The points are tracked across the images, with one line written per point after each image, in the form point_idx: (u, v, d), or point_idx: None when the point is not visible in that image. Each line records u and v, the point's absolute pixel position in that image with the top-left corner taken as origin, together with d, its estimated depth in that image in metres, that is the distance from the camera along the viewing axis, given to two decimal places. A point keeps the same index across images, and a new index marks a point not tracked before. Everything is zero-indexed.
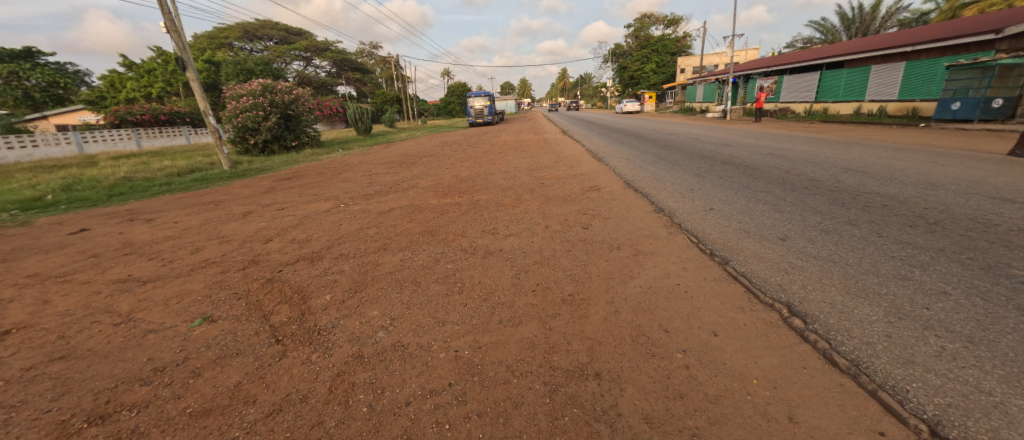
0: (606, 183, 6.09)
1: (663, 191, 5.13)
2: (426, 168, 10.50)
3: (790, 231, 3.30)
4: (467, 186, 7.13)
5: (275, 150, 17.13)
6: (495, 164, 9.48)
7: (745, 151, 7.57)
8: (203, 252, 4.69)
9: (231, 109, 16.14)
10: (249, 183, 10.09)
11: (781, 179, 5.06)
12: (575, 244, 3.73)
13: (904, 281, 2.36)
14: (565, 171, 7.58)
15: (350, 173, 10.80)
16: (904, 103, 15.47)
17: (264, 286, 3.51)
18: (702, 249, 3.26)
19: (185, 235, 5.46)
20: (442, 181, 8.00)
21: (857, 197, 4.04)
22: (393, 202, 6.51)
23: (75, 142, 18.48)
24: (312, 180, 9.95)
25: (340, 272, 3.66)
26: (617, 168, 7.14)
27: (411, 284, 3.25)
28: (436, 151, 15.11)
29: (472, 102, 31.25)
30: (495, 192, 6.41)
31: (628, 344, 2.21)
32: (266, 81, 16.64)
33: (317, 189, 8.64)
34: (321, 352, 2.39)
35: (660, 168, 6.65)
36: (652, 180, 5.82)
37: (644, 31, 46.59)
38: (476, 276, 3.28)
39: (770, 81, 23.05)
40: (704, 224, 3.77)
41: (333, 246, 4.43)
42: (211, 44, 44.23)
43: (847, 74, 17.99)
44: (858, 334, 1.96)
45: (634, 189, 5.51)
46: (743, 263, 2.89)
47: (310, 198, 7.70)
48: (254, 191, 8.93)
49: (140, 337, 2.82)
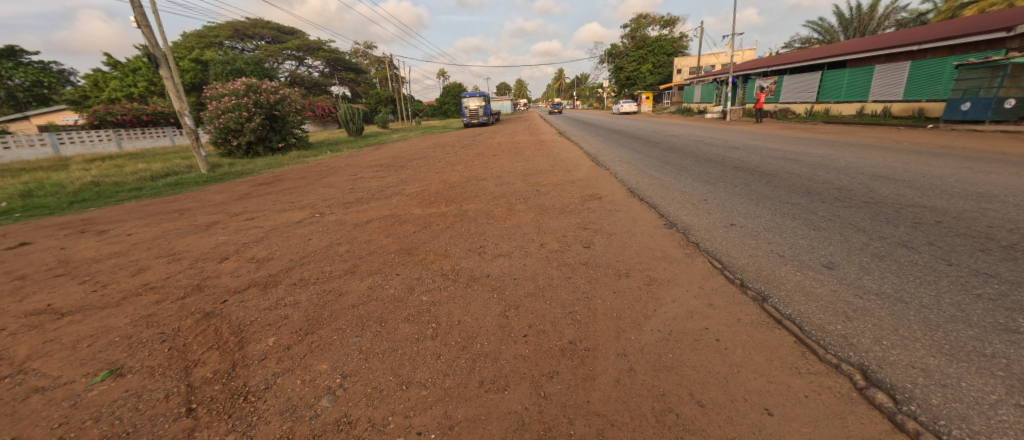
0: (608, 191, 5.53)
1: (673, 201, 4.57)
2: (416, 171, 9.90)
3: (834, 256, 2.75)
4: (456, 193, 6.54)
5: (260, 152, 16.40)
6: (488, 168, 8.90)
7: (755, 154, 7.04)
8: (147, 274, 4.07)
9: (212, 109, 15.45)
10: (225, 188, 9.45)
11: (806, 188, 4.50)
12: (575, 269, 3.15)
13: (1012, 335, 1.80)
14: (562, 177, 7.01)
15: (334, 177, 10.17)
16: (910, 103, 15.04)
17: (199, 323, 2.90)
18: (729, 278, 2.70)
19: (133, 252, 4.83)
20: (430, 187, 7.41)
21: (901, 210, 3.50)
22: (374, 212, 5.92)
23: (50, 144, 17.75)
24: (292, 185, 9.32)
25: (295, 303, 3.05)
26: (618, 173, 6.59)
27: (376, 322, 2.65)
28: (427, 153, 14.49)
29: (467, 102, 30.61)
30: (486, 200, 5.82)
31: (650, 427, 1.63)
32: (250, 81, 16.03)
33: (295, 195, 8.01)
34: (239, 433, 1.79)
35: (667, 174, 6.09)
36: (659, 188, 5.25)
37: (640, 31, 46.16)
38: (456, 312, 2.68)
39: (769, 81, 22.62)
40: (726, 244, 3.21)
41: (294, 268, 3.81)
42: (200, 43, 43.34)
43: (849, 74, 17.57)
44: (981, 427, 1.39)
45: (639, 198, 4.95)
46: (786, 301, 2.32)
47: (285, 206, 7.08)
48: (227, 197, 8.31)
49: (20, 399, 2.20)
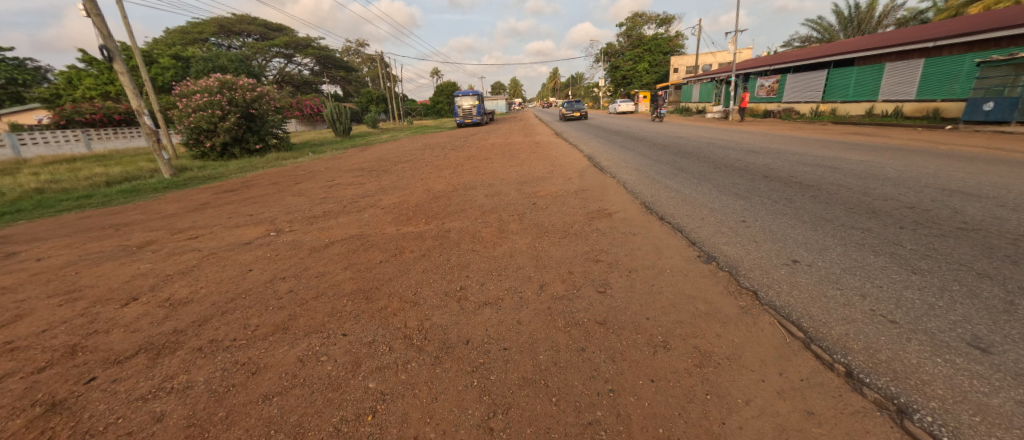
0: (617, 207, 4.63)
1: (703, 222, 3.69)
2: (400, 177, 8.97)
3: (979, 326, 1.86)
4: (440, 207, 5.62)
5: (236, 153, 15.30)
6: (478, 174, 7.99)
7: (780, 160, 6.19)
8: (21, 324, 3.09)
9: (183, 108, 14.34)
10: (185, 197, 8.45)
11: (869, 206, 3.63)
12: (590, 334, 2.23)
13: None
14: (562, 186, 6.12)
15: (309, 184, 9.18)
16: (922, 103, 14.36)
17: (28, 429, 1.92)
18: (827, 360, 1.80)
19: (25, 287, 3.83)
20: (412, 197, 6.48)
21: (1019, 243, 2.64)
22: (340, 230, 4.98)
23: (10, 145, 16.57)
24: (260, 193, 8.32)
25: (184, 390, 2.09)
26: (628, 183, 5.69)
27: (290, 435, 1.71)
28: (415, 155, 13.54)
29: (460, 101, 29.65)
30: (474, 217, 4.91)
31: None
32: (224, 77, 14.96)
33: (258, 206, 7.04)
34: None
35: (685, 184, 5.20)
36: (682, 203, 4.36)
37: (637, 29, 45.33)
38: (414, 417, 1.75)
39: (771, 80, 21.91)
40: (803, 294, 2.30)
41: (210, 321, 2.84)
42: (184, 40, 41.83)
43: (857, 73, 16.85)
44: None
45: (659, 216, 4.07)
46: (947, 419, 1.42)
47: (241, 220, 6.08)
48: (181, 208, 7.32)
49: None
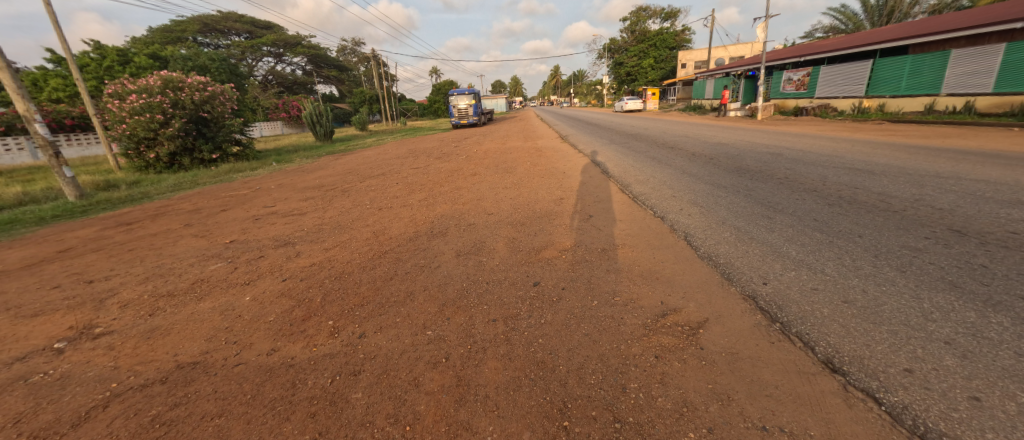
0: (711, 318, 2.23)
1: (1000, 424, 1.37)
2: (354, 204, 6.70)
3: None
4: (373, 281, 3.27)
5: (186, 164, 13.02)
6: (457, 203, 5.70)
7: (937, 192, 3.78)
8: None
9: (116, 110, 11.99)
10: (59, 236, 6.19)
11: None
12: None
13: None
14: (583, 234, 3.81)
15: (235, 212, 6.90)
16: (1000, 99, 12.14)
17: None
18: None
19: None
20: (345, 251, 4.17)
21: None
22: (168, 345, 2.63)
23: None
24: (158, 230, 6.05)
25: None
26: (698, 239, 3.32)
27: None
28: (393, 166, 11.31)
29: (454, 101, 27.42)
30: (423, 321, 2.56)
31: None
32: (169, 74, 12.55)
33: (127, 259, 4.73)
34: None
35: (815, 250, 2.82)
36: (864, 321, 1.99)
37: (641, 24, 42.44)
38: None
39: (801, 73, 19.44)
40: None
41: None
42: (166, 39, 39.46)
43: (913, 61, 14.44)
44: None
45: (839, 373, 1.71)
46: None
47: (63, 295, 3.77)
48: (22, 260, 5.01)
49: None
